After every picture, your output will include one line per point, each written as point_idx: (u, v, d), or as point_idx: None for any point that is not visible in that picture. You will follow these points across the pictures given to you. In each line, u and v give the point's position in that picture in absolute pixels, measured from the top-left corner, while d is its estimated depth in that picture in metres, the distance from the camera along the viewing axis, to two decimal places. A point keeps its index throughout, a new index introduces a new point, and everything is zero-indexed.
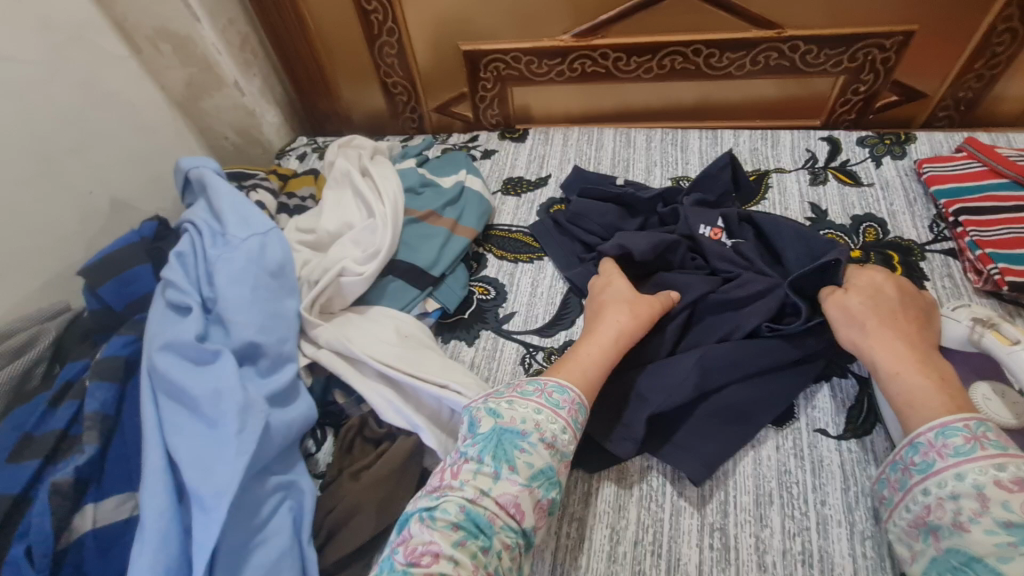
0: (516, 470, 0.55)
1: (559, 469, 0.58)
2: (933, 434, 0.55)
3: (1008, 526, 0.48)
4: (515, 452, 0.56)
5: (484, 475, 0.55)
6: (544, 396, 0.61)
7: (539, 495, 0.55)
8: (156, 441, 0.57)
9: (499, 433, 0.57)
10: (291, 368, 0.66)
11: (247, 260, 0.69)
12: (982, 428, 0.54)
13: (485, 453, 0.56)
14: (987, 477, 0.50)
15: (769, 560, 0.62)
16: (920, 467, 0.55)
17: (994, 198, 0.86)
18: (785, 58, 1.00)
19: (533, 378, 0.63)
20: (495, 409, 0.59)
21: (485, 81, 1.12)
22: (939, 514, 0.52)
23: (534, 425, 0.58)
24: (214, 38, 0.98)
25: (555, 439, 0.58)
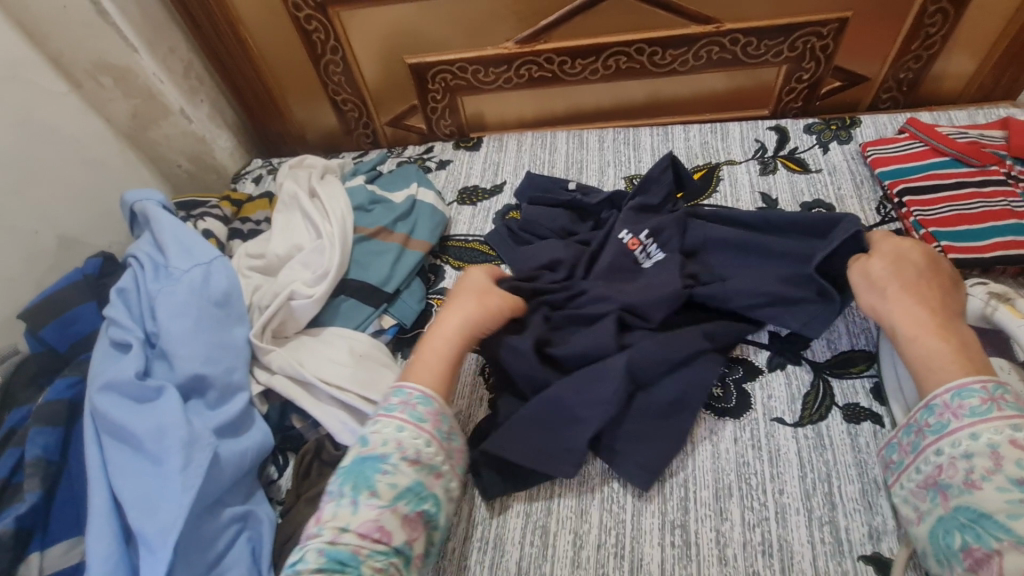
0: (377, 494, 0.54)
1: (428, 482, 0.57)
2: (949, 396, 0.55)
3: (1020, 483, 0.49)
4: (376, 476, 0.55)
5: (345, 509, 0.54)
6: (407, 409, 0.61)
7: (406, 511, 0.55)
8: (102, 482, 0.57)
9: (359, 462, 0.57)
10: (242, 397, 0.66)
11: (190, 292, 0.68)
12: (999, 391, 0.54)
13: (345, 485, 0.55)
14: (1002, 436, 0.51)
15: (730, 553, 0.62)
16: (934, 428, 0.56)
17: (937, 176, 0.87)
18: (727, 51, 1.01)
19: (399, 389, 0.63)
20: (361, 436, 0.59)
21: (434, 92, 1.12)
22: (950, 473, 0.53)
23: (395, 446, 0.57)
24: (154, 67, 0.98)
25: (419, 452, 0.58)
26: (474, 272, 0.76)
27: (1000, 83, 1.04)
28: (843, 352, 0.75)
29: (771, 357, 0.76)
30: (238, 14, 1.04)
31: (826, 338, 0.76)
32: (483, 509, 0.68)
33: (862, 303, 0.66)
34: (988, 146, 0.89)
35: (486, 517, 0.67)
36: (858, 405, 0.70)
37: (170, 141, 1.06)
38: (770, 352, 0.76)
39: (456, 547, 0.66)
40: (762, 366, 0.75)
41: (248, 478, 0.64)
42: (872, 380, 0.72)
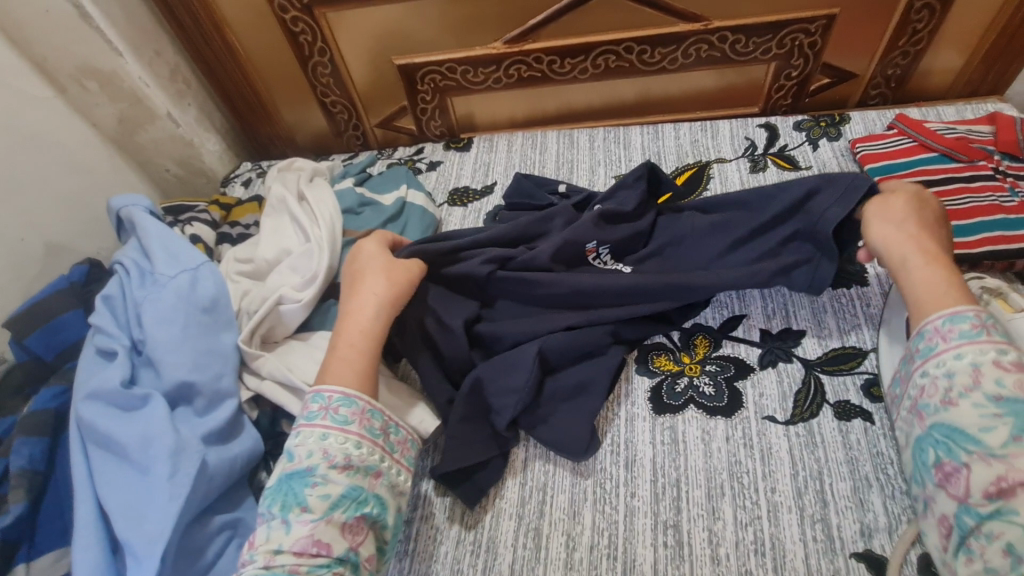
0: (308, 509, 0.54)
1: (364, 484, 0.58)
2: (941, 321, 0.58)
3: (997, 400, 0.52)
4: (305, 491, 0.55)
5: (277, 531, 0.54)
6: (330, 415, 0.60)
7: (344, 519, 0.55)
8: (88, 492, 0.56)
9: (286, 480, 0.56)
10: (230, 404, 0.65)
11: (176, 298, 0.67)
12: (991, 319, 0.57)
13: (276, 506, 0.55)
14: (986, 357, 0.54)
15: (723, 552, 0.62)
16: (922, 352, 0.58)
17: (926, 172, 0.87)
18: (716, 49, 1.01)
19: (317, 394, 0.61)
20: (286, 451, 0.59)
21: (423, 93, 1.11)
22: (931, 393, 0.56)
23: (320, 456, 0.57)
24: (140, 71, 0.97)
25: (349, 457, 0.58)
26: (369, 251, 0.74)
27: (988, 79, 1.04)
28: (834, 349, 0.75)
29: (762, 355, 0.76)
30: (224, 16, 1.04)
31: (817, 335, 0.76)
32: (475, 512, 0.68)
33: (874, 232, 0.66)
34: (976, 142, 0.89)
35: (477, 520, 0.67)
36: (848, 402, 0.70)
37: (157, 145, 1.05)
38: (761, 350, 0.76)
39: (447, 551, 0.65)
40: (754, 364, 0.75)
41: (237, 485, 0.63)
42: (863, 377, 0.72)
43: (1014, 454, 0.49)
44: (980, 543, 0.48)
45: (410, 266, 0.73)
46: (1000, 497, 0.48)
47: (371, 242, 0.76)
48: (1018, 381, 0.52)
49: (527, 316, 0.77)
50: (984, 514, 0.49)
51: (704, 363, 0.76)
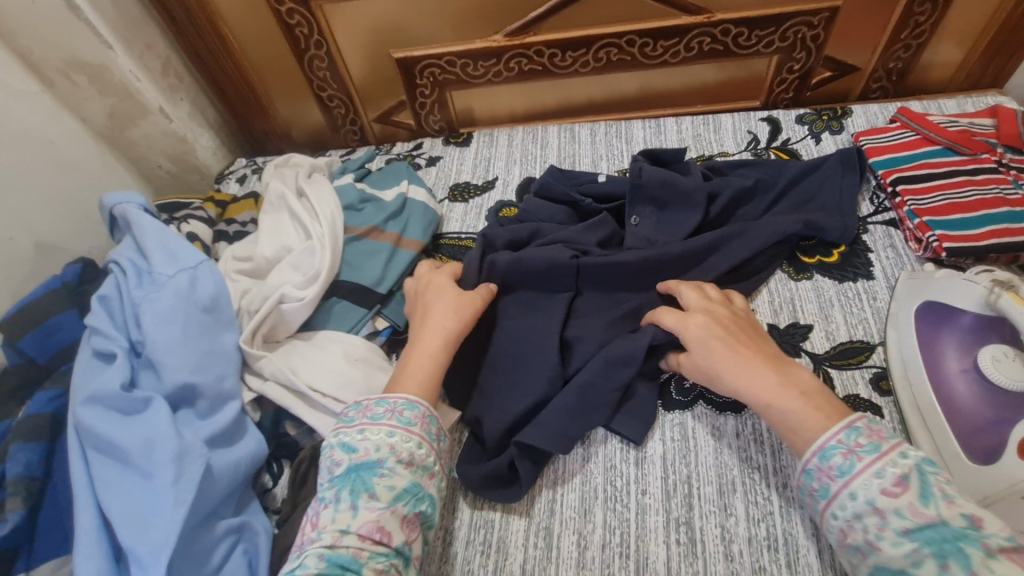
0: (376, 497, 0.53)
1: (423, 483, 0.57)
2: (817, 458, 0.53)
3: (907, 532, 0.47)
4: (374, 479, 0.54)
5: (344, 513, 0.53)
6: (395, 416, 0.58)
7: (405, 512, 0.54)
8: (89, 498, 0.54)
9: (354, 469, 0.55)
10: (233, 405, 0.63)
11: (176, 298, 0.65)
12: (853, 436, 0.53)
13: (342, 491, 0.54)
14: (873, 489, 0.50)
15: (736, 549, 0.62)
16: (821, 492, 0.53)
17: (930, 165, 0.87)
18: (718, 42, 0.99)
19: (382, 398, 0.60)
20: (348, 442, 0.57)
21: (422, 87, 1.08)
22: (853, 535, 0.50)
23: (388, 450, 0.56)
24: (131, 65, 0.95)
25: (413, 455, 0.57)
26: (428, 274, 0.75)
27: (988, 71, 1.04)
28: (842, 343, 0.74)
29: None
30: (216, 9, 1.01)
31: (825, 329, 0.76)
32: (486, 512, 0.67)
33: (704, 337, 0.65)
34: (978, 134, 0.89)
35: (488, 520, 0.66)
36: (858, 396, 0.69)
37: (148, 141, 1.02)
38: None
39: (458, 552, 0.64)
40: None
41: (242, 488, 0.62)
42: (872, 370, 0.71)
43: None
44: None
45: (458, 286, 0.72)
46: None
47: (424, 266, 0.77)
48: (911, 506, 0.48)
49: (535, 313, 0.76)
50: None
51: None
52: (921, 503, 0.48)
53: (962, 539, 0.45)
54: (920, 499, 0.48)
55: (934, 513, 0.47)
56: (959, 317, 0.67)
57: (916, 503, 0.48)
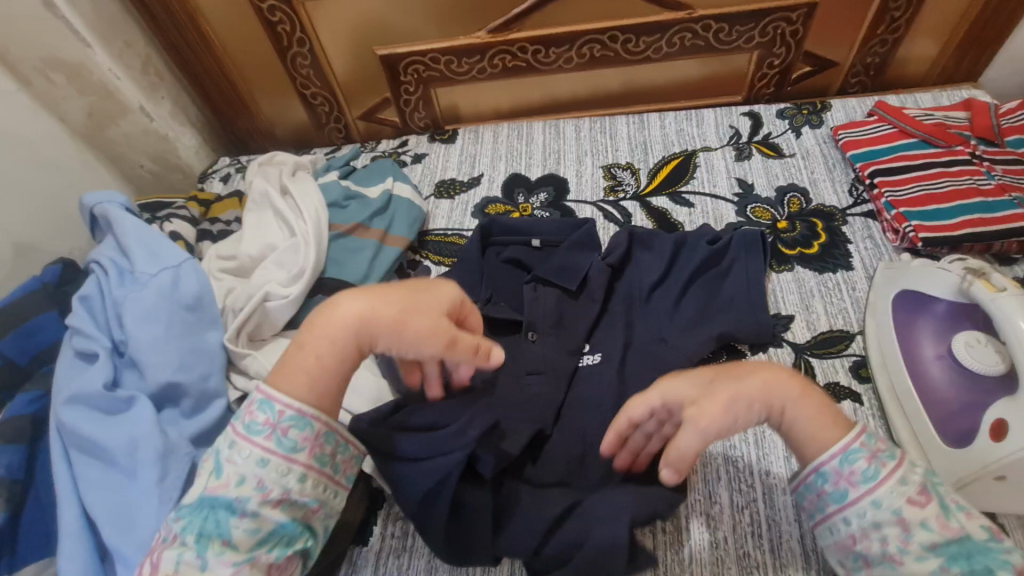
0: (231, 546, 0.48)
1: (298, 517, 0.51)
2: (838, 462, 0.52)
3: (933, 548, 0.48)
4: (230, 526, 0.48)
5: (191, 563, 0.47)
6: (275, 437, 0.51)
7: (269, 559, 0.50)
8: (71, 499, 0.54)
9: (209, 506, 0.49)
10: (219, 404, 0.63)
11: (159, 297, 0.65)
12: (872, 441, 0.53)
13: (191, 535, 0.48)
14: (899, 500, 0.49)
15: (721, 535, 0.63)
16: (834, 496, 0.52)
17: (906, 157, 0.89)
18: (700, 38, 1.00)
19: (267, 401, 0.52)
20: (214, 466, 0.50)
21: (406, 85, 1.08)
22: (866, 544, 0.50)
23: (253, 488, 0.49)
24: (110, 63, 0.94)
25: (285, 493, 0.50)
26: (434, 304, 0.55)
27: (963, 66, 1.07)
28: (822, 333, 0.76)
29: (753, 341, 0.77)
30: (197, 6, 1.00)
31: (806, 319, 0.77)
32: None
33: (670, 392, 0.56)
34: (953, 127, 0.91)
35: None
36: (837, 383, 0.71)
37: (129, 140, 1.01)
38: None
39: None
40: (745, 349, 0.76)
41: None
42: (852, 358, 0.73)
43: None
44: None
45: (436, 329, 0.53)
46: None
47: (440, 294, 0.57)
48: (939, 519, 0.49)
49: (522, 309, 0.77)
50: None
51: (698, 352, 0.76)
52: (945, 517, 0.49)
53: (986, 556, 0.47)
54: (942, 513, 0.49)
55: (960, 530, 0.48)
56: (932, 304, 0.68)
57: (942, 517, 0.49)
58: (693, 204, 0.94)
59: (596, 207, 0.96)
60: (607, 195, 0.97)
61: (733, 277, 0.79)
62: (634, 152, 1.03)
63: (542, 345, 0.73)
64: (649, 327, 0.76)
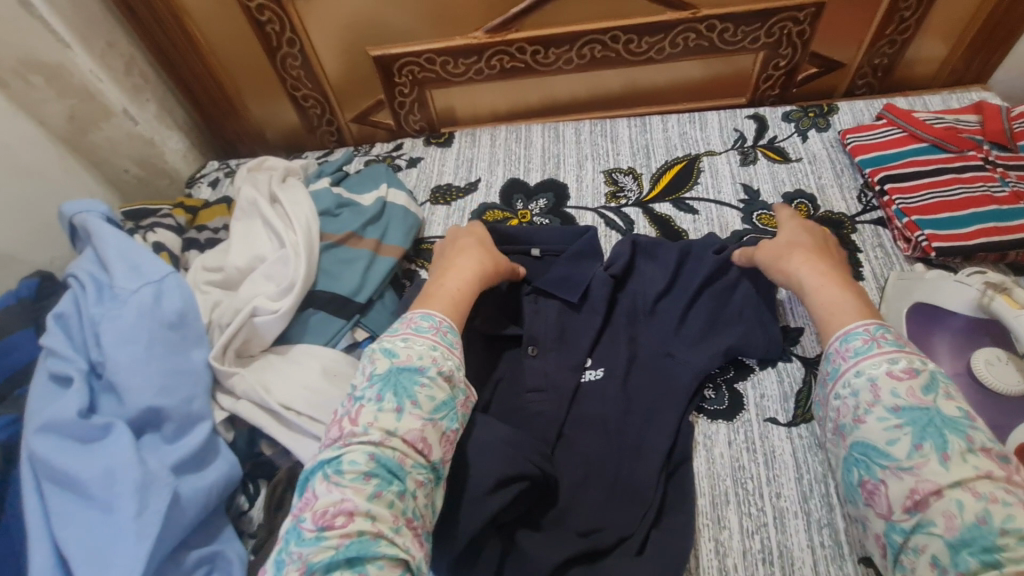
0: (418, 404, 0.54)
1: (457, 402, 0.58)
2: (839, 342, 0.56)
3: (896, 411, 0.50)
4: (415, 387, 0.54)
5: (387, 415, 0.53)
6: (441, 333, 0.60)
7: (444, 427, 0.55)
8: (43, 536, 0.51)
9: (396, 372, 0.55)
10: (203, 428, 0.60)
11: (139, 315, 0.61)
12: (881, 331, 0.56)
13: (385, 393, 0.54)
14: (881, 370, 0.52)
15: (731, 562, 0.60)
16: (831, 374, 0.56)
17: (917, 163, 0.86)
18: (704, 39, 0.97)
19: (427, 313, 0.62)
20: (391, 349, 0.58)
21: (401, 86, 1.04)
22: (844, 413, 0.54)
23: (431, 361, 0.57)
24: (91, 64, 0.90)
25: (452, 372, 0.58)
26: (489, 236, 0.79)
27: (972, 67, 1.04)
28: None
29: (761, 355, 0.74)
30: (181, 4, 0.96)
31: (815, 333, 0.75)
32: None
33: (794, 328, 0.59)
34: (965, 131, 0.88)
35: None
36: None
37: (113, 144, 0.97)
38: None
39: None
40: (753, 364, 0.74)
41: (215, 514, 0.59)
42: None
43: (920, 465, 0.47)
44: (910, 559, 0.46)
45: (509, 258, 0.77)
46: (918, 510, 0.46)
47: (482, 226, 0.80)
48: (911, 390, 0.50)
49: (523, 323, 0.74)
50: (908, 529, 0.46)
51: None
52: (921, 391, 0.50)
53: (947, 426, 0.48)
54: (922, 389, 0.50)
55: (930, 401, 0.50)
56: (945, 319, 0.66)
57: (916, 390, 0.50)
58: (697, 210, 0.91)
59: (597, 213, 0.93)
60: (608, 201, 0.94)
61: None
62: (636, 156, 1.00)
63: (542, 359, 0.71)
64: (652, 341, 0.73)
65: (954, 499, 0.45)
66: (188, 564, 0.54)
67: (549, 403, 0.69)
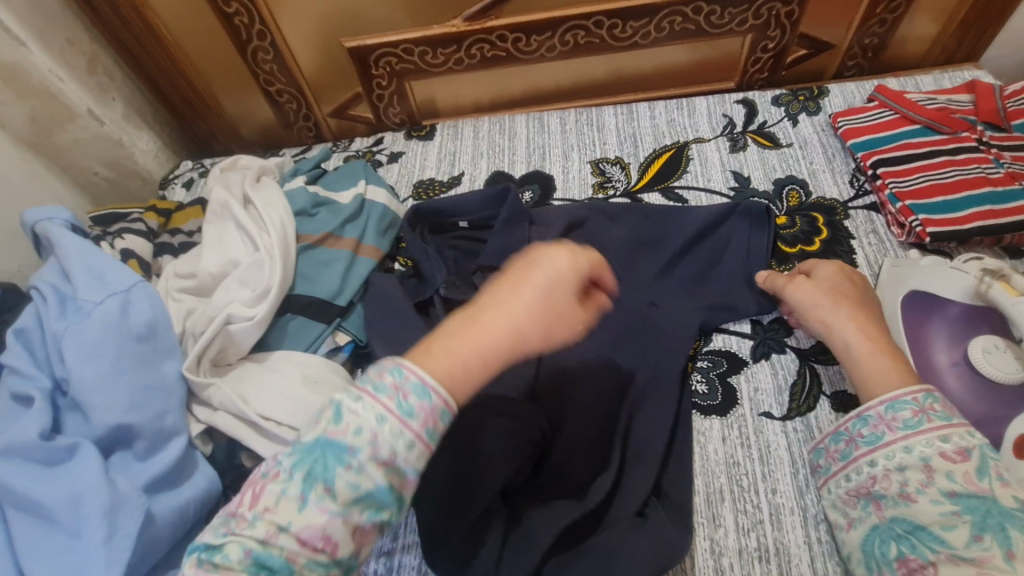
0: (331, 495, 0.40)
1: (401, 488, 0.42)
2: (884, 407, 0.54)
3: (952, 495, 0.48)
4: (336, 472, 0.40)
5: (289, 501, 0.40)
6: (397, 398, 0.42)
7: (361, 522, 0.41)
8: (8, 567, 0.48)
9: (321, 446, 0.41)
10: (175, 444, 0.58)
11: (103, 329, 0.58)
12: (929, 400, 0.53)
13: (297, 472, 0.41)
14: (933, 450, 0.51)
15: (727, 562, 0.59)
16: (868, 439, 0.55)
17: (910, 145, 0.84)
18: (690, 22, 0.94)
19: (398, 365, 0.44)
20: (331, 410, 0.42)
21: (378, 78, 1.00)
22: (884, 484, 0.52)
23: (368, 439, 0.41)
24: (50, 63, 0.85)
25: (396, 455, 0.41)
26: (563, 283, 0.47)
27: (963, 45, 1.02)
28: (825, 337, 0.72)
29: (755, 347, 0.73)
30: None
31: None
32: None
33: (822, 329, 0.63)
34: (958, 112, 0.87)
35: None
36: (845, 392, 0.68)
37: (80, 146, 0.93)
38: (753, 342, 0.73)
39: None
40: (746, 357, 0.72)
41: (193, 532, 0.57)
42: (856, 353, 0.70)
43: (982, 558, 0.44)
44: None
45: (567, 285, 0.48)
46: None
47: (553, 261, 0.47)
48: (968, 475, 0.49)
49: None
50: None
51: (696, 359, 0.73)
52: (977, 476, 0.49)
53: (1006, 518, 0.45)
54: (977, 473, 0.49)
55: (987, 488, 0.48)
56: (944, 309, 0.63)
57: (973, 475, 0.49)
58: (687, 199, 0.89)
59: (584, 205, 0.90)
60: (596, 192, 0.92)
61: (716, 273, 0.77)
62: (624, 145, 0.97)
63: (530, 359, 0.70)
64: (643, 339, 0.71)
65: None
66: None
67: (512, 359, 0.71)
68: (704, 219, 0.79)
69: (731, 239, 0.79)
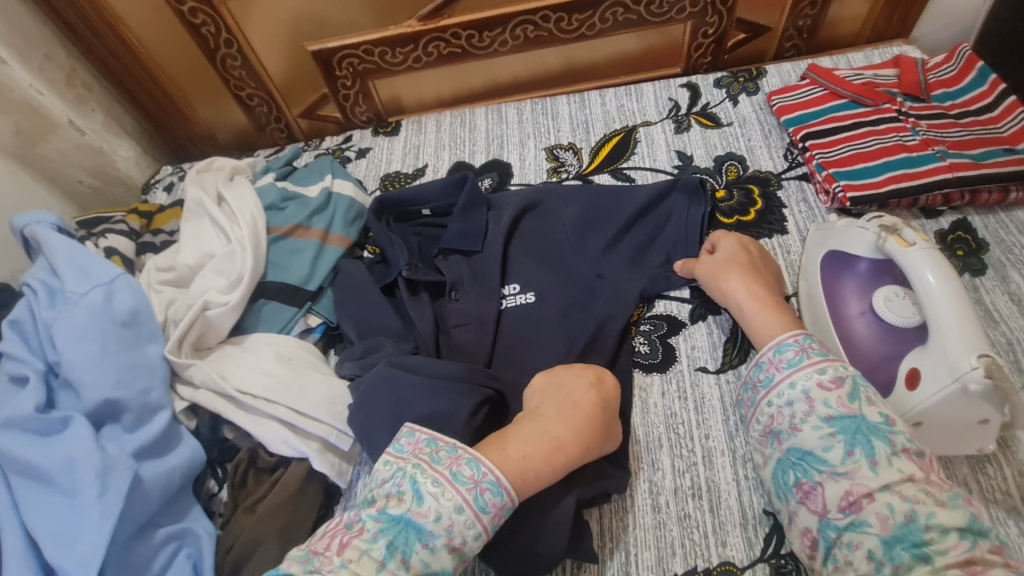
0: (407, 566, 0.49)
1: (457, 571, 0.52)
2: (772, 352, 0.62)
3: (829, 419, 0.56)
4: (415, 546, 0.50)
5: (371, 560, 0.49)
6: (474, 492, 0.53)
7: None
8: (14, 525, 0.55)
9: (406, 521, 0.51)
10: (161, 416, 0.64)
11: (89, 316, 0.65)
12: (808, 341, 0.62)
13: (382, 537, 0.50)
14: (812, 382, 0.58)
15: (663, 500, 0.65)
16: (764, 382, 0.62)
17: (837, 118, 0.90)
18: (632, 12, 1.00)
19: (475, 459, 0.55)
20: (419, 490, 0.53)
21: (343, 79, 1.06)
22: (779, 420, 0.59)
23: (446, 525, 0.51)
24: (31, 78, 0.91)
25: (463, 542, 0.52)
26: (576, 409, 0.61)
27: (892, 23, 1.08)
28: None
29: (693, 310, 0.79)
30: (114, 12, 0.97)
31: None
32: None
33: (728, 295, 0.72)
34: (881, 86, 0.93)
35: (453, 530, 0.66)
36: None
37: (64, 156, 0.98)
38: (692, 305, 0.80)
39: None
40: (685, 320, 0.78)
41: (180, 496, 0.63)
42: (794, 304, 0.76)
43: (853, 470, 0.53)
44: (844, 553, 0.51)
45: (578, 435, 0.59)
46: (851, 510, 0.52)
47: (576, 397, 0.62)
48: (840, 399, 0.57)
49: (471, 300, 0.80)
50: (842, 527, 0.52)
51: (639, 324, 0.79)
52: (849, 399, 0.56)
53: (872, 432, 0.54)
54: (849, 397, 0.57)
55: (856, 408, 0.56)
56: (853, 264, 0.70)
57: (844, 398, 0.57)
58: (634, 179, 0.95)
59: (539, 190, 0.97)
60: (550, 177, 0.98)
61: (657, 245, 0.83)
62: (576, 132, 1.03)
63: (484, 330, 0.77)
64: (590, 307, 0.78)
65: (885, 502, 0.50)
66: (156, 541, 0.58)
67: (471, 331, 0.77)
68: (646, 195, 0.85)
69: (672, 212, 0.85)
